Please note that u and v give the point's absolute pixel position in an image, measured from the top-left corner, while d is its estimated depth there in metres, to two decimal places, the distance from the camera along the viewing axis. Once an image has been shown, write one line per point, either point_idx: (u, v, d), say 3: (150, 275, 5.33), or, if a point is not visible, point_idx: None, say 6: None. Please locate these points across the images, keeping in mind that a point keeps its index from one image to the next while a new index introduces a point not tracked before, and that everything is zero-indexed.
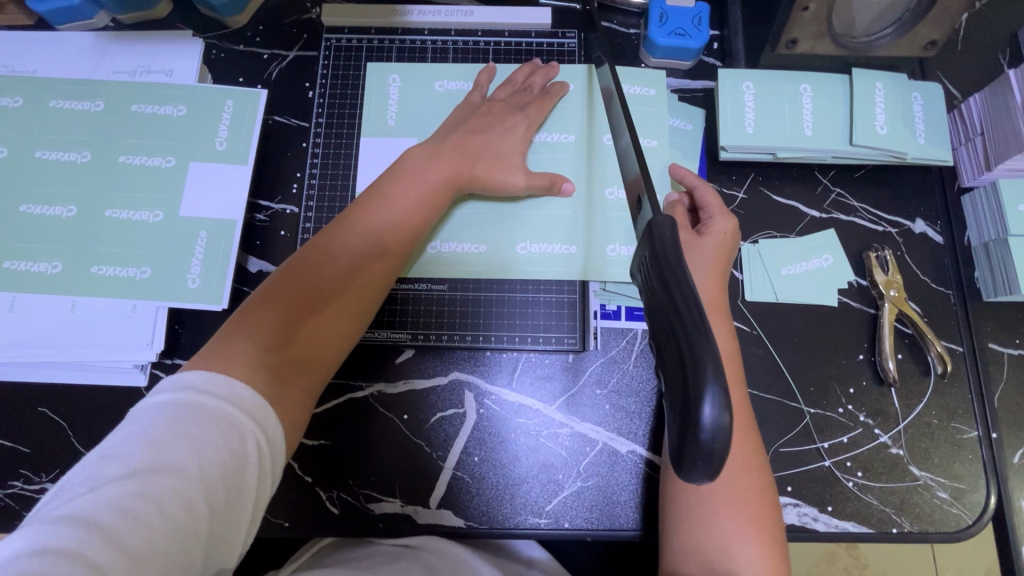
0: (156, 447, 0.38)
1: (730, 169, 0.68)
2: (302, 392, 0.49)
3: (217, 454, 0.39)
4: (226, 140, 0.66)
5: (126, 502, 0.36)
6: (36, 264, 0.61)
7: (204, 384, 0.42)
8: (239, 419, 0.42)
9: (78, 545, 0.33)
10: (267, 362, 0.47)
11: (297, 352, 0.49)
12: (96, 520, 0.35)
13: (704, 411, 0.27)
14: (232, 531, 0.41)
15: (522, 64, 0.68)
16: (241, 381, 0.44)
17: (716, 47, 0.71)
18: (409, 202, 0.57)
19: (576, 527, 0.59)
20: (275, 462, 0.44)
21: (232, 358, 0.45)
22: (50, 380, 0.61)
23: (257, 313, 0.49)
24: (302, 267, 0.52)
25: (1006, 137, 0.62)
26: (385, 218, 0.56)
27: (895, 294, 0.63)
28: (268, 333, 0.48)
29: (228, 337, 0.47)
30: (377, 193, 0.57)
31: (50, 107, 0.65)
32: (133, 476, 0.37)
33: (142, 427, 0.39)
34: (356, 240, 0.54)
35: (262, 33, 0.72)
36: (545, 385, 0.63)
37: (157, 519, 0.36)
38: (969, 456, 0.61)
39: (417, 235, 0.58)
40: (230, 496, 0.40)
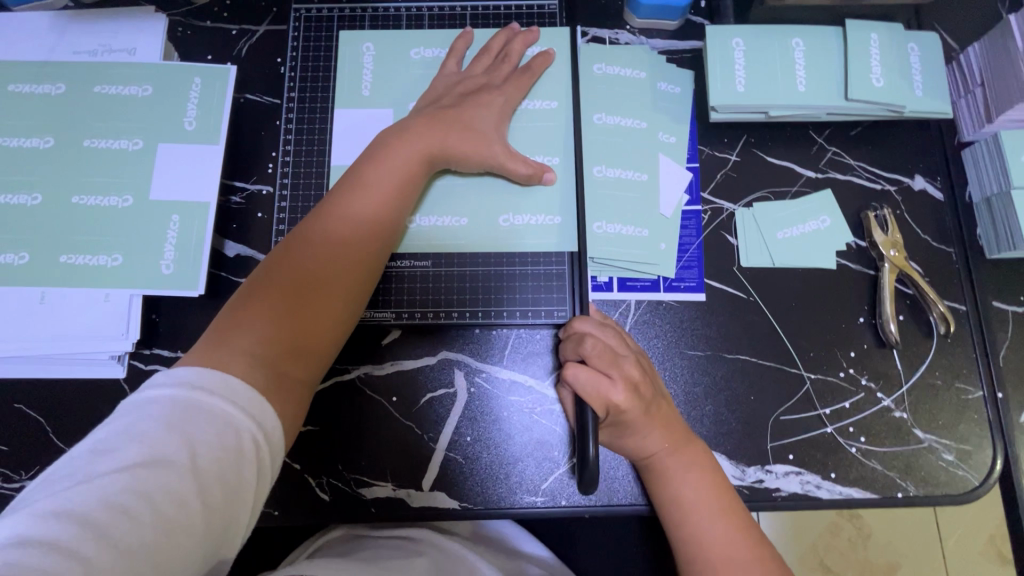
0: (150, 442, 0.38)
1: (721, 131, 0.65)
2: (301, 384, 0.48)
3: (210, 452, 0.38)
4: (195, 119, 0.63)
5: (117, 498, 0.36)
6: (2, 255, 0.59)
7: (197, 379, 0.41)
8: (237, 416, 0.41)
9: (66, 539, 0.34)
10: (263, 357, 0.45)
11: (291, 342, 0.47)
12: (85, 515, 0.35)
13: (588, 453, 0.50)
14: (232, 528, 0.40)
15: (501, 30, 0.65)
16: (235, 378, 0.42)
17: (703, 5, 0.68)
18: (394, 181, 0.55)
19: (574, 504, 0.58)
20: (277, 458, 0.43)
21: (223, 355, 0.44)
22: (24, 375, 0.59)
23: (249, 307, 0.48)
24: (291, 257, 0.51)
25: (1008, 86, 0.60)
26: (371, 199, 0.54)
27: (895, 254, 0.61)
28: (262, 327, 0.47)
29: (221, 334, 0.46)
30: (360, 173, 0.55)
31: (9, 92, 0.62)
32: (126, 471, 0.37)
33: (138, 420, 0.39)
34: (343, 224, 0.52)
35: (228, 7, 0.69)
36: (538, 361, 0.61)
37: (147, 516, 0.36)
38: (974, 416, 0.59)
39: (404, 215, 0.56)
40: (228, 494, 0.39)
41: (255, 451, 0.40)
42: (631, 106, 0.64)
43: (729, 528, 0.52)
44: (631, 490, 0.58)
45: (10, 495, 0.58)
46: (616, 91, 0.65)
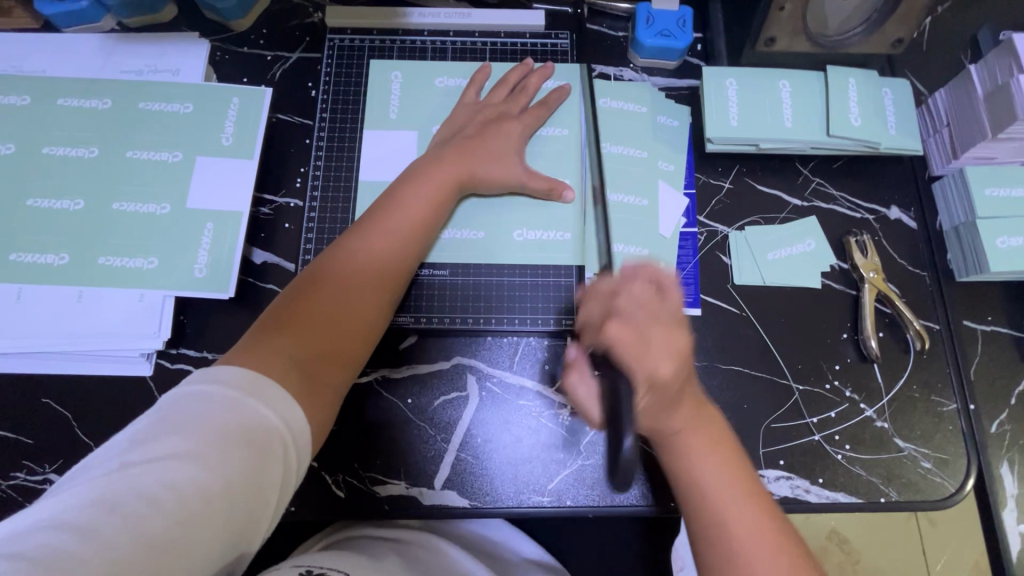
0: (184, 437, 0.41)
1: (715, 161, 0.72)
2: (332, 390, 0.51)
3: (238, 450, 0.41)
4: (232, 135, 0.68)
5: (148, 487, 0.38)
6: (43, 255, 0.62)
7: (231, 378, 0.44)
8: (265, 417, 0.44)
9: (97, 524, 0.36)
10: (297, 361, 0.49)
11: (321, 349, 0.51)
12: (118, 501, 0.37)
13: None
14: (253, 522, 0.42)
15: (517, 64, 0.71)
16: (273, 375, 0.46)
17: (700, 48, 0.76)
18: (421, 206, 0.59)
19: (578, 504, 0.61)
20: (299, 456, 0.46)
21: (266, 355, 0.48)
22: (54, 371, 0.62)
23: (287, 313, 0.52)
24: (326, 269, 0.55)
25: (970, 128, 0.67)
26: (399, 221, 0.58)
27: (874, 275, 0.67)
28: (296, 332, 0.51)
29: (260, 335, 0.50)
30: (393, 197, 0.60)
31: (58, 106, 0.67)
32: (158, 462, 0.40)
33: (173, 414, 0.42)
34: (374, 242, 0.57)
35: (265, 35, 0.74)
36: (546, 368, 0.65)
37: (174, 506, 0.39)
38: (949, 427, 0.64)
39: (430, 236, 0.61)
40: (251, 490, 0.42)
41: (278, 449, 0.43)
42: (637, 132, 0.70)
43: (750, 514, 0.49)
44: (630, 491, 0.61)
45: (33, 487, 0.60)
46: (621, 121, 0.71)
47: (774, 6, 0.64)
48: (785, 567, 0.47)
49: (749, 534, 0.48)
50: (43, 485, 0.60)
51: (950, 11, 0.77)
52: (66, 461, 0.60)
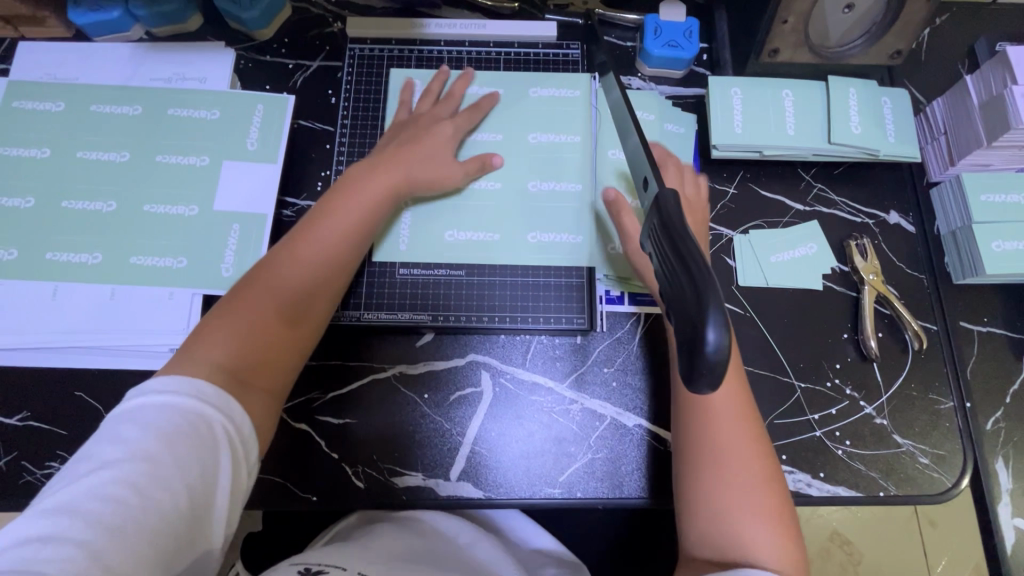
0: (128, 441, 0.43)
1: (721, 167, 0.74)
2: (263, 391, 0.53)
3: (183, 444, 0.44)
4: (257, 141, 0.71)
5: (104, 489, 0.41)
6: (78, 255, 0.65)
7: (166, 383, 0.47)
8: (206, 413, 0.46)
9: (64, 529, 0.39)
10: (226, 364, 0.51)
11: (255, 355, 0.53)
12: (77, 506, 0.40)
13: (708, 335, 0.30)
14: (212, 513, 0.45)
15: (466, 74, 0.73)
16: (205, 380, 0.48)
17: (705, 58, 0.78)
18: (352, 213, 0.62)
19: (588, 496, 0.63)
20: (246, 448, 0.48)
21: (195, 362, 0.50)
22: (87, 365, 0.65)
23: (221, 318, 0.54)
24: (261, 276, 0.57)
25: (967, 136, 0.69)
26: (333, 228, 0.60)
27: (873, 278, 0.69)
28: (233, 339, 0.53)
29: (197, 343, 0.52)
30: (331, 208, 0.62)
31: (91, 112, 0.70)
32: (111, 467, 0.42)
33: (123, 424, 0.45)
34: (306, 252, 0.59)
35: (287, 44, 0.78)
36: (556, 365, 0.68)
37: (134, 502, 0.41)
38: (946, 424, 0.66)
39: (364, 243, 0.63)
40: (203, 481, 0.44)
41: (223, 441, 0.46)
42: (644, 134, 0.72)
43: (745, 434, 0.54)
44: (640, 484, 0.64)
45: None
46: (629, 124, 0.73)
47: (777, 19, 0.67)
48: (761, 482, 0.53)
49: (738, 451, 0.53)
50: None
51: (948, 23, 0.80)
52: None
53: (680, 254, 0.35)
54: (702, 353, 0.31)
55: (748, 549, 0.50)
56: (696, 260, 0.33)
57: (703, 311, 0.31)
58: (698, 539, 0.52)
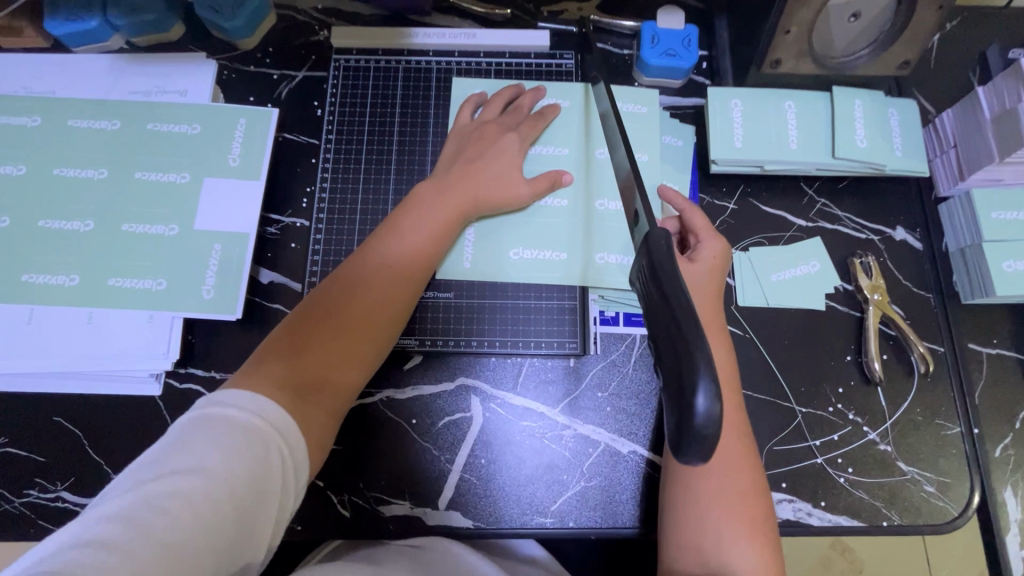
0: (189, 454, 0.42)
1: (720, 181, 0.72)
2: (324, 413, 0.52)
3: (240, 460, 0.43)
4: (239, 156, 0.68)
5: (158, 499, 0.40)
6: (54, 276, 0.63)
7: (233, 398, 0.46)
8: (262, 429, 0.45)
9: (114, 537, 0.37)
10: (289, 386, 0.50)
11: (317, 374, 0.52)
12: (132, 515, 0.38)
13: (696, 403, 0.29)
14: (257, 534, 0.43)
15: (512, 85, 0.72)
16: (268, 397, 0.48)
17: (705, 66, 0.75)
18: (424, 235, 0.60)
19: (581, 525, 0.61)
20: (296, 470, 0.47)
21: (262, 378, 0.49)
22: (65, 390, 0.63)
23: (286, 339, 0.53)
24: (332, 294, 0.56)
25: (978, 150, 0.66)
26: (397, 247, 0.59)
27: (879, 298, 0.67)
28: (297, 356, 0.52)
29: (263, 358, 0.52)
30: (398, 225, 0.61)
31: (69, 127, 0.68)
32: (167, 477, 0.41)
33: (181, 435, 0.44)
34: (374, 268, 0.58)
35: (271, 54, 0.75)
36: (549, 389, 0.66)
37: (186, 514, 0.39)
38: (953, 451, 0.64)
39: (433, 262, 0.61)
40: (255, 500, 0.43)
41: (278, 461, 0.45)
42: (642, 144, 0.69)
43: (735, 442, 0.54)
44: (635, 513, 0.62)
45: (45, 505, 0.61)
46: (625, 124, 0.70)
47: (779, 29, 0.64)
48: (745, 491, 0.53)
49: (727, 459, 0.54)
50: (54, 503, 0.61)
51: (958, 30, 0.77)
52: (78, 479, 0.61)
53: (670, 298, 0.33)
54: (693, 421, 0.30)
55: (724, 558, 0.50)
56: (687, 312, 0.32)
57: (692, 373, 0.30)
58: (676, 545, 0.52)
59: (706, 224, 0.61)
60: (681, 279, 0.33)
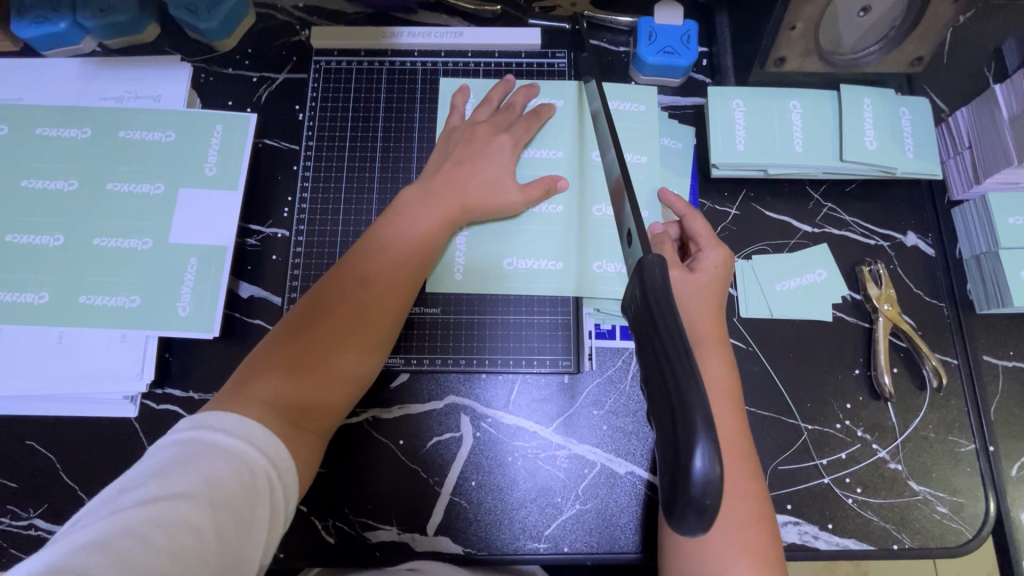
0: (170, 477, 0.39)
1: (722, 185, 0.68)
2: (314, 435, 0.49)
3: (225, 484, 0.40)
4: (215, 165, 0.65)
5: (136, 527, 0.37)
6: (22, 294, 0.60)
7: (216, 420, 0.44)
8: (249, 452, 0.42)
9: (88, 567, 0.34)
10: (276, 408, 0.47)
11: (306, 395, 0.49)
12: (107, 544, 0.36)
13: (695, 464, 0.28)
14: (244, 562, 0.40)
15: (499, 81, 0.68)
16: (255, 423, 0.45)
17: (705, 64, 0.72)
18: (412, 241, 0.58)
19: (576, 551, 0.59)
20: (286, 495, 0.44)
21: (246, 403, 0.46)
22: (37, 413, 0.60)
23: (270, 358, 0.50)
24: (318, 309, 0.53)
25: (994, 152, 0.63)
26: (384, 255, 0.56)
27: (889, 308, 0.63)
28: (283, 377, 0.49)
29: (245, 381, 0.48)
30: (382, 232, 0.58)
31: (37, 135, 0.65)
32: (147, 502, 0.38)
33: (164, 457, 0.41)
34: (360, 279, 0.55)
35: (250, 55, 0.71)
36: (542, 407, 0.63)
37: (165, 543, 0.37)
38: (967, 469, 0.61)
39: (423, 270, 0.58)
40: (241, 526, 0.40)
41: (266, 486, 0.42)
42: (640, 146, 0.65)
43: (739, 463, 0.50)
44: (634, 538, 0.59)
45: (17, 533, 0.58)
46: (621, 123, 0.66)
47: (784, 26, 0.61)
48: (751, 515, 0.48)
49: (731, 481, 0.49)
50: (27, 531, 0.58)
51: None
52: (51, 506, 0.59)
53: (665, 349, 0.32)
54: (690, 485, 0.29)
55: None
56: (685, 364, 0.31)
57: (690, 432, 0.29)
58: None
59: (706, 232, 0.57)
60: (676, 327, 0.32)
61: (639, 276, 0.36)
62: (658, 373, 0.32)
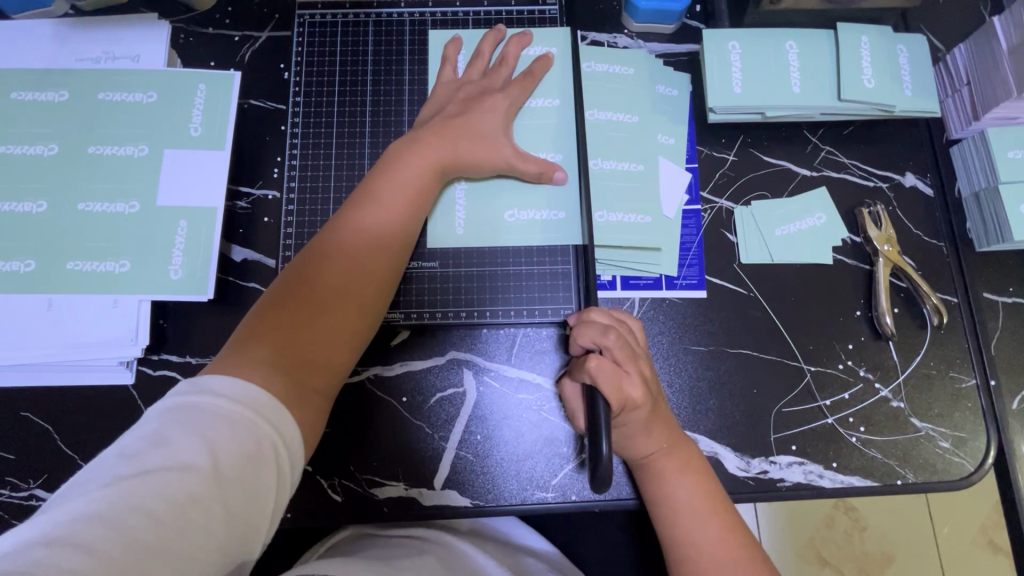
0: (173, 448, 0.38)
1: (719, 132, 0.67)
2: (316, 393, 0.48)
3: (230, 456, 0.39)
4: (201, 125, 0.63)
5: (139, 498, 0.36)
6: (8, 263, 0.59)
7: (218, 385, 0.42)
8: (256, 424, 0.41)
9: (90, 539, 0.34)
10: (278, 367, 0.46)
11: (304, 352, 0.48)
12: (109, 515, 0.35)
13: None
14: (252, 531, 0.40)
15: (489, 31, 0.66)
16: (255, 381, 0.44)
17: (698, 10, 0.70)
18: (403, 196, 0.56)
19: (584, 499, 0.59)
20: (295, 465, 0.43)
21: (246, 363, 0.45)
22: (30, 384, 0.59)
23: (268, 318, 0.49)
24: (312, 269, 0.52)
25: (994, 85, 0.62)
26: (379, 213, 0.55)
27: (889, 249, 0.63)
28: (277, 337, 0.48)
29: (242, 342, 0.47)
30: (369, 190, 0.56)
31: (13, 100, 0.62)
32: (150, 473, 0.37)
33: (165, 426, 0.40)
34: (351, 237, 0.54)
35: (231, 13, 0.69)
36: (545, 359, 0.62)
37: (169, 515, 0.36)
38: (968, 405, 0.61)
39: (415, 227, 0.57)
40: (248, 498, 0.39)
41: (273, 456, 0.41)
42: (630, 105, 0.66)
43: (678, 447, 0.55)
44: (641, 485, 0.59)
45: (18, 503, 0.57)
46: None
47: None
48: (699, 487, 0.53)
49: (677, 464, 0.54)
50: (27, 502, 0.57)
51: None
52: (51, 476, 0.58)
53: None
54: None
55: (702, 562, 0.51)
56: None
57: None
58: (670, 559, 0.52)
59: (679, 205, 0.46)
60: None
61: None
62: None
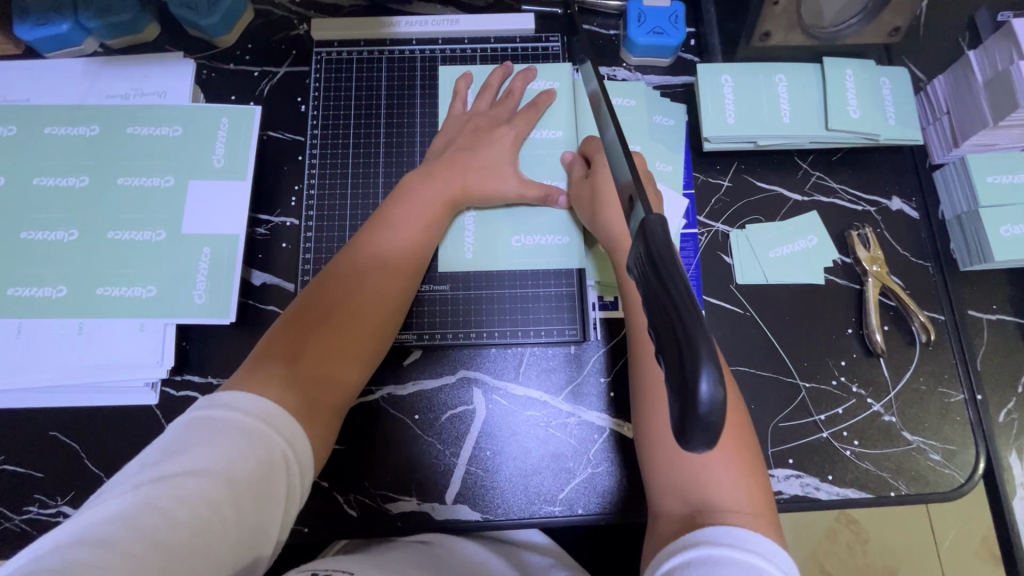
0: (191, 455, 0.41)
1: (713, 160, 0.71)
2: (327, 409, 0.51)
3: (243, 462, 0.42)
4: (224, 157, 0.67)
5: (158, 500, 0.39)
6: (41, 289, 0.62)
7: (235, 400, 0.45)
8: (267, 433, 0.44)
9: (112, 537, 0.36)
10: (295, 384, 0.49)
11: (316, 369, 0.51)
12: (130, 515, 0.37)
13: (701, 387, 0.30)
14: (260, 536, 0.42)
15: (497, 67, 0.70)
16: (272, 396, 0.46)
17: (693, 43, 0.75)
18: (414, 224, 0.60)
19: (590, 512, 0.61)
20: (302, 474, 0.46)
21: (263, 378, 0.48)
22: (59, 405, 0.62)
23: (284, 337, 0.52)
24: (326, 291, 0.55)
25: (971, 114, 0.66)
26: (391, 240, 0.59)
27: (877, 269, 0.66)
28: (292, 355, 0.51)
29: (259, 359, 0.50)
30: (382, 218, 0.60)
31: (46, 134, 0.66)
32: (168, 479, 0.40)
33: (184, 436, 0.43)
34: (364, 262, 0.57)
35: (251, 51, 0.73)
36: (550, 377, 0.65)
37: (186, 515, 0.38)
38: (957, 418, 0.64)
39: (424, 254, 0.61)
40: (258, 502, 0.42)
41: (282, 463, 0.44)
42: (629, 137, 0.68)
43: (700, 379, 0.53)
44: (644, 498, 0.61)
45: (46, 520, 0.60)
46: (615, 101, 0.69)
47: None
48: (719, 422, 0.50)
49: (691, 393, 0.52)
50: (55, 519, 0.60)
51: None
52: (78, 493, 0.60)
53: (669, 293, 0.33)
54: (697, 408, 0.30)
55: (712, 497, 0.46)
56: (674, 280, 0.33)
57: (695, 356, 0.30)
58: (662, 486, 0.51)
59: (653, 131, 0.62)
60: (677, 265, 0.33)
61: (642, 232, 0.37)
62: (663, 317, 0.33)
